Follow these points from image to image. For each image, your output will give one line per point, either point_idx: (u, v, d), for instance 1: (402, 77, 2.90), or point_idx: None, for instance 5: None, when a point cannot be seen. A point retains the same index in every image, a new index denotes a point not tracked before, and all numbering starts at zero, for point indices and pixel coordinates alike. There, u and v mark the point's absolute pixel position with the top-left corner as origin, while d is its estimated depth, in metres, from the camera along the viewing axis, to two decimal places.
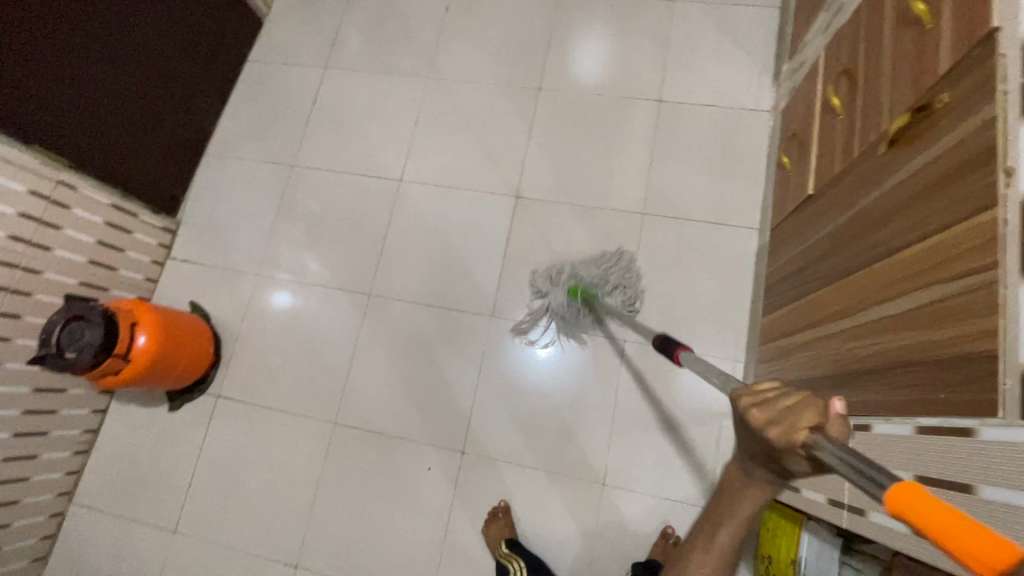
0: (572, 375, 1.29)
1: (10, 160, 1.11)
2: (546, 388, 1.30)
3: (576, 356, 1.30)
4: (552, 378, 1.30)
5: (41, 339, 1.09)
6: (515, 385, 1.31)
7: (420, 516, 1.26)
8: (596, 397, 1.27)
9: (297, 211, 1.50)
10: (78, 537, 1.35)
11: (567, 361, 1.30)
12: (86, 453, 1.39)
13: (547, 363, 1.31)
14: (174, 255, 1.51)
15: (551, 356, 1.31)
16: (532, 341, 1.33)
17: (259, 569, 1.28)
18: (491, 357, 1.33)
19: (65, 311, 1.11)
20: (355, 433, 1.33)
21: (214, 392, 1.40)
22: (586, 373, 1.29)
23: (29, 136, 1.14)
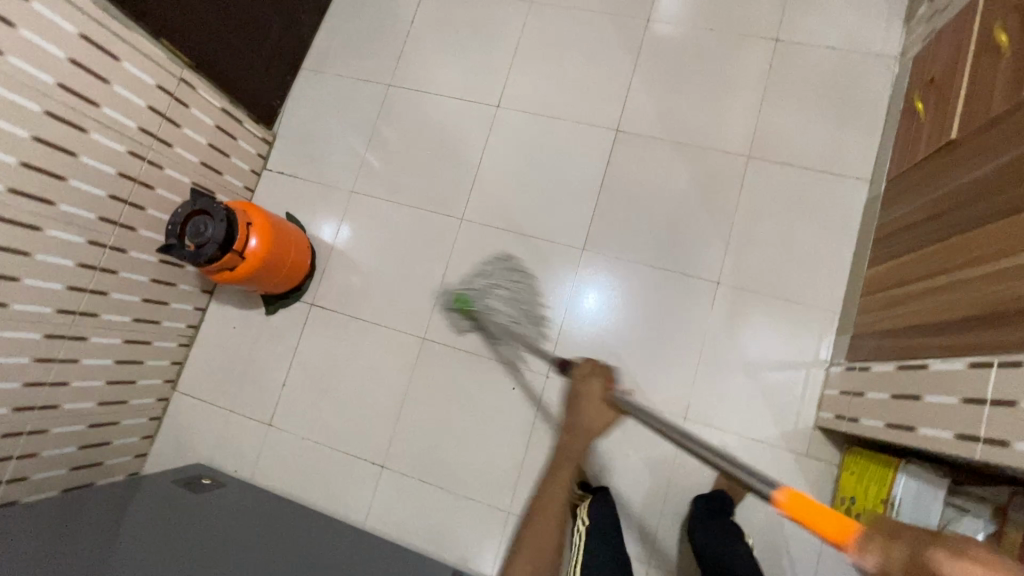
0: (655, 315, 1.31)
1: (143, 52, 1.14)
2: (629, 327, 1.32)
3: (661, 297, 1.31)
4: (635, 318, 1.32)
5: (169, 229, 1.16)
6: (597, 322, 1.33)
7: (502, 433, 1.32)
8: (680, 337, 1.29)
9: (393, 131, 1.51)
10: (182, 421, 1.46)
11: (652, 302, 1.32)
12: (188, 347, 1.49)
13: (629, 303, 1.33)
14: (271, 166, 1.55)
15: (634, 297, 1.33)
16: (612, 287, 1.34)
17: (348, 465, 1.37)
18: (575, 292, 1.35)
19: (190, 205, 1.16)
20: (443, 350, 1.38)
21: (308, 301, 1.46)
22: (671, 314, 1.30)
23: (159, 30, 1.17)
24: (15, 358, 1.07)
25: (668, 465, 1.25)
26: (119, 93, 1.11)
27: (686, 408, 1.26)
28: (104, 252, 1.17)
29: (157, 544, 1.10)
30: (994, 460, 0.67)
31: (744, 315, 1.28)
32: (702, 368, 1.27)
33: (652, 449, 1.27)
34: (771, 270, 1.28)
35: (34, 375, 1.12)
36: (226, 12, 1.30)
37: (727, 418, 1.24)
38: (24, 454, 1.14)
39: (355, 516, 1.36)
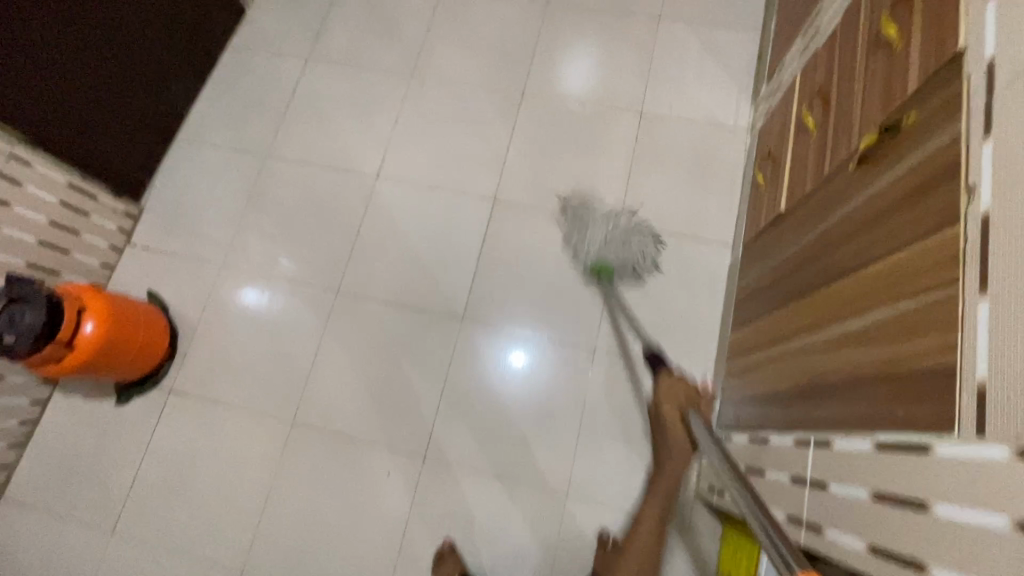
0: (540, 385, 1.27)
1: None
2: (514, 399, 1.27)
3: (545, 366, 1.28)
4: (521, 389, 1.27)
5: None
6: (482, 395, 1.27)
7: (377, 524, 1.21)
8: (564, 407, 1.25)
9: (268, 202, 1.46)
10: (9, 535, 1.27)
11: (537, 372, 1.28)
12: (23, 446, 1.31)
13: (517, 371, 1.28)
14: (134, 241, 1.45)
15: (520, 365, 1.29)
16: (504, 353, 1.30)
17: (203, 574, 1.21)
18: (462, 362, 1.30)
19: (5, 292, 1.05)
20: (314, 435, 1.28)
21: (166, 386, 1.33)
22: (555, 384, 1.27)
23: None
24: None
25: (552, 548, 1.18)
26: None
27: (569, 484, 1.21)
28: None
29: None
30: (814, 547, 0.65)
31: (624, 382, 1.26)
32: (584, 439, 1.23)
33: (535, 532, 1.19)
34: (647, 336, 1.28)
35: None
36: (76, 87, 1.24)
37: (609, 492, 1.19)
38: None
39: None
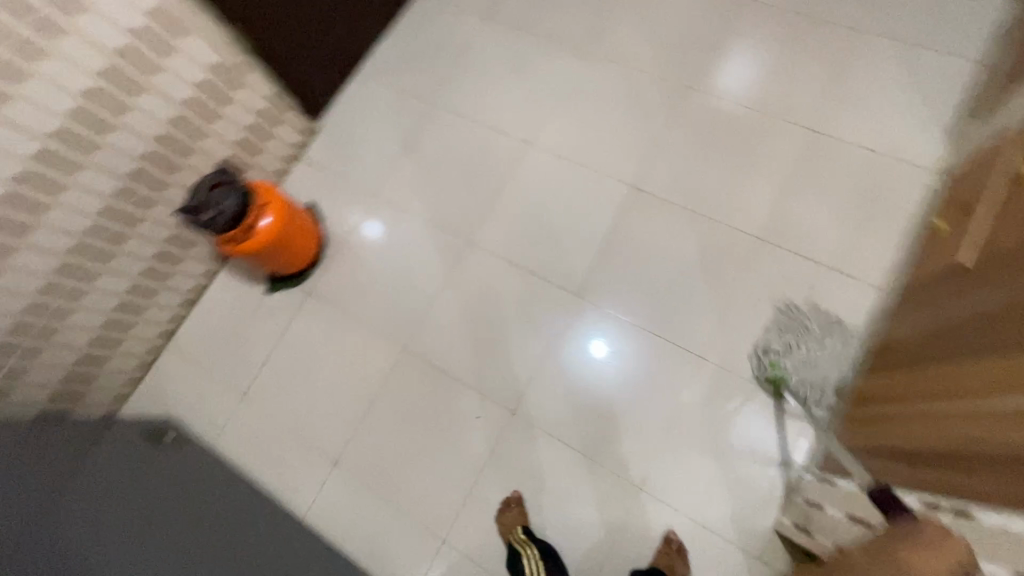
0: (620, 379, 1.29)
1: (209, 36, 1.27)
2: (591, 388, 1.30)
3: (627, 364, 1.29)
4: (600, 381, 1.30)
5: (190, 195, 1.24)
6: (561, 380, 1.32)
7: (456, 460, 1.31)
8: (644, 406, 1.26)
9: (424, 145, 1.57)
10: (165, 375, 1.52)
11: (619, 367, 1.29)
12: (189, 306, 1.55)
13: (597, 364, 1.31)
14: (306, 155, 1.63)
15: (602, 359, 1.31)
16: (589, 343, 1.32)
17: (304, 454, 1.38)
18: (551, 340, 1.34)
19: (215, 176, 1.25)
20: (418, 363, 1.39)
21: (307, 287, 1.51)
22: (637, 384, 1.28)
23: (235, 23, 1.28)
24: (19, 284, 1.15)
25: (612, 532, 1.20)
26: (176, 65, 1.24)
27: (644, 479, 1.22)
28: (129, 203, 1.27)
29: (101, 489, 1.11)
30: None
31: (725, 398, 1.23)
32: (669, 440, 1.23)
33: (600, 512, 1.22)
34: (761, 359, 1.24)
35: (33, 301, 1.19)
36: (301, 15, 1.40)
37: (682, 498, 1.19)
38: (7, 372, 1.21)
39: (295, 505, 1.35)
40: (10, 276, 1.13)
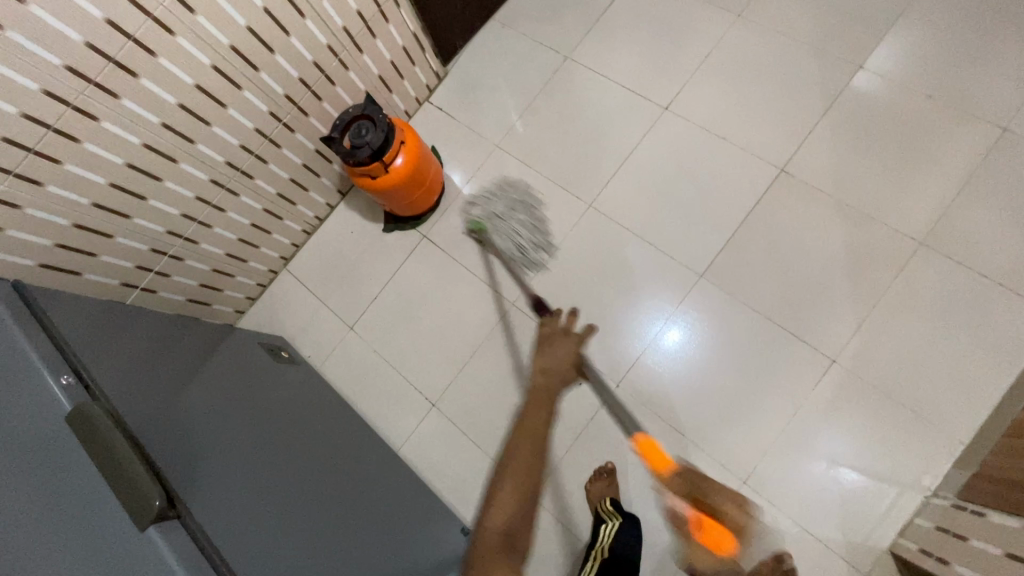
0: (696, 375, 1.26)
1: None
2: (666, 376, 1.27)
3: (707, 354, 1.26)
4: (678, 369, 1.27)
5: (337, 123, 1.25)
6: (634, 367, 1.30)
7: (556, 423, 1.31)
8: (732, 399, 1.23)
9: (555, 101, 1.53)
10: (280, 296, 1.59)
11: (700, 357, 1.26)
12: (308, 234, 1.61)
13: (672, 352, 1.28)
14: (433, 99, 1.62)
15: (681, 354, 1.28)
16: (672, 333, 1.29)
17: (405, 391, 1.43)
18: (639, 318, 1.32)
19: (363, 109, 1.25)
20: (526, 321, 1.39)
21: (422, 231, 1.53)
22: (723, 377, 1.24)
23: None
24: (181, 190, 1.21)
25: None
26: None
27: (750, 474, 1.18)
28: (278, 126, 1.31)
29: (236, 382, 1.17)
30: None
31: (853, 406, 1.16)
32: (783, 440, 1.18)
33: None
34: (899, 372, 1.16)
35: (188, 209, 1.25)
36: None
37: (791, 501, 1.14)
38: (159, 272, 1.27)
39: (392, 438, 1.40)
40: (174, 182, 1.19)
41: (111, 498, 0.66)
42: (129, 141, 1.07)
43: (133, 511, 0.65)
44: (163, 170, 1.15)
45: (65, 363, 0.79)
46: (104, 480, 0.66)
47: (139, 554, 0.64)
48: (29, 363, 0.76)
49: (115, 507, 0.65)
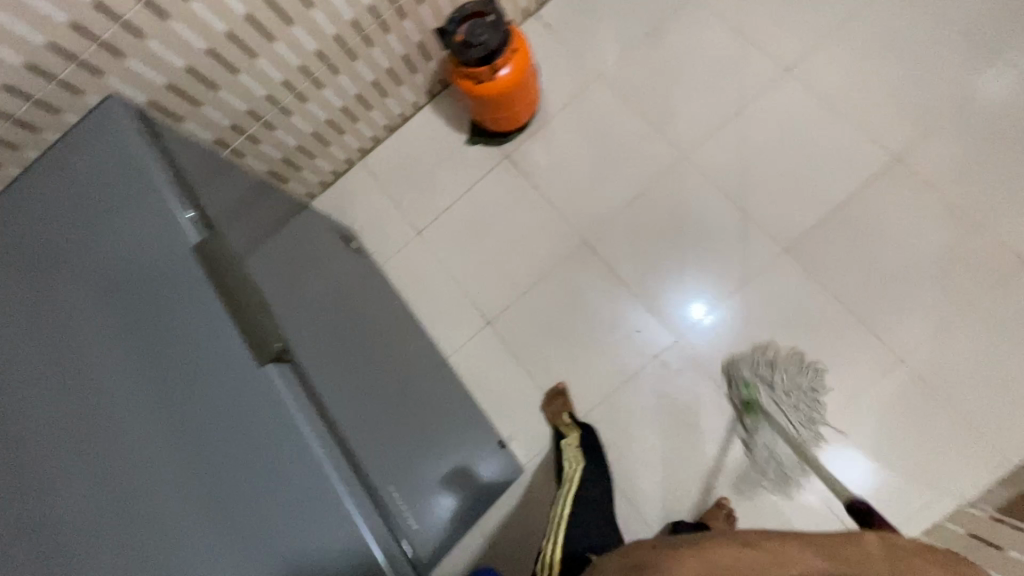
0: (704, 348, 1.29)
1: None
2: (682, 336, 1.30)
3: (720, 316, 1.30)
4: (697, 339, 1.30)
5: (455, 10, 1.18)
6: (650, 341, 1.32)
7: (606, 364, 1.34)
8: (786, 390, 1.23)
9: (672, 39, 1.44)
10: (352, 188, 1.59)
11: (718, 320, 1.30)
12: (389, 131, 1.58)
13: (689, 321, 1.31)
14: (541, 12, 1.54)
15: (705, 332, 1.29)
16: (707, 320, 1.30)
17: (462, 303, 1.46)
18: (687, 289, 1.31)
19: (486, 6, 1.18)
20: (595, 260, 1.39)
21: (507, 150, 1.50)
22: (719, 341, 1.29)
23: None
24: (286, 56, 1.17)
25: (737, 482, 1.23)
26: None
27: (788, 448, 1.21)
28: (391, 8, 1.25)
29: (314, 258, 1.20)
30: None
31: (907, 407, 1.18)
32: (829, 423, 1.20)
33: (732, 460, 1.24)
34: (962, 384, 1.16)
35: (290, 78, 1.22)
36: None
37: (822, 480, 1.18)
38: (249, 137, 1.27)
39: (442, 345, 1.44)
40: (284, 45, 1.15)
41: (239, 341, 0.72)
42: None
43: (260, 355, 0.71)
44: (276, 29, 1.11)
45: (189, 198, 0.79)
46: (234, 326, 0.72)
47: (262, 390, 0.71)
48: (156, 195, 0.77)
49: (242, 349, 0.72)
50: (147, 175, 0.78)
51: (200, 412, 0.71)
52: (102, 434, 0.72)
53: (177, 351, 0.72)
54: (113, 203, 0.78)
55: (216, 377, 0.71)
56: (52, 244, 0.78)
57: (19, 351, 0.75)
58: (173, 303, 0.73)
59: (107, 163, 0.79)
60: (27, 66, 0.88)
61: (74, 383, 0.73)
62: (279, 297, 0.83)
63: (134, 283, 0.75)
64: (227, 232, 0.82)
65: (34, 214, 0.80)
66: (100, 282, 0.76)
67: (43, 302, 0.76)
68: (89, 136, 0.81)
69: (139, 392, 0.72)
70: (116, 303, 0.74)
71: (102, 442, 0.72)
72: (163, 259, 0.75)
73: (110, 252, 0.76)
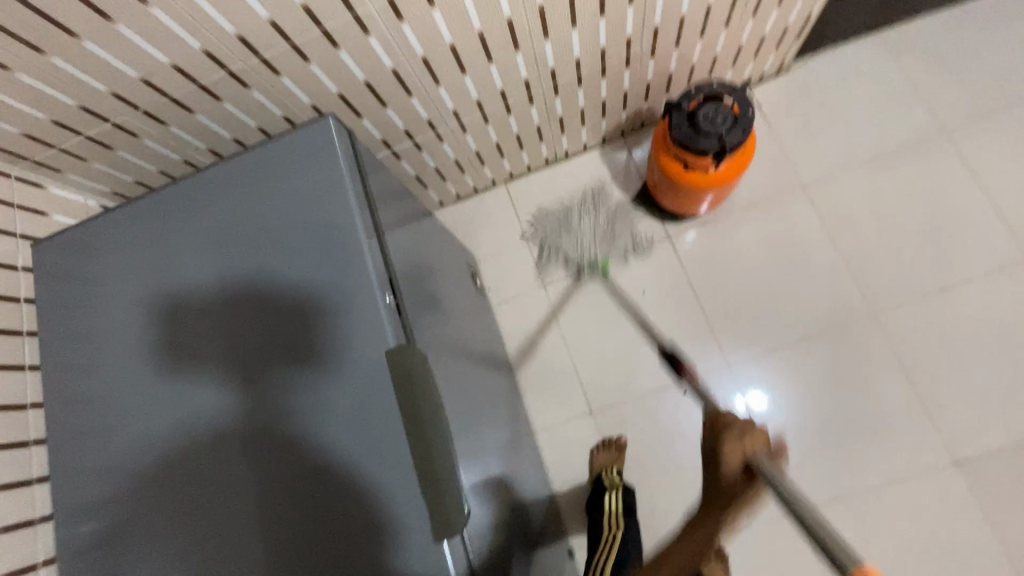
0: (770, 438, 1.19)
1: None
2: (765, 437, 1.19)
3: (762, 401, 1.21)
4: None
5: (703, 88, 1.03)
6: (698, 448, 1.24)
7: (709, 506, 1.21)
8: None
9: (898, 176, 1.27)
10: (487, 211, 1.45)
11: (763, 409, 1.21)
12: (547, 164, 1.44)
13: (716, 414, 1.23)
14: (756, 93, 1.37)
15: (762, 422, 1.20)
16: (752, 406, 1.21)
17: (570, 379, 1.33)
18: (783, 401, 1.21)
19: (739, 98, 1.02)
20: (732, 386, 1.23)
21: (669, 232, 1.35)
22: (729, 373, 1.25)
23: None
24: (495, 79, 1.01)
25: None
26: None
27: None
28: (621, 55, 1.07)
29: (453, 305, 1.07)
30: None
31: None
32: None
33: None
34: None
35: (486, 99, 1.06)
36: None
37: None
38: (415, 143, 1.13)
39: (533, 417, 1.32)
40: (498, 69, 0.99)
41: (414, 486, 0.64)
42: (501, 11, 0.86)
43: (436, 521, 0.63)
44: (500, 52, 0.95)
45: (390, 281, 0.73)
46: (412, 466, 0.64)
47: (410, 537, 0.64)
48: (361, 279, 0.69)
49: (419, 500, 0.64)
50: (356, 253, 0.70)
51: (325, 539, 0.65)
52: (222, 506, 0.68)
53: (331, 460, 0.66)
54: (310, 264, 0.71)
55: (363, 516, 0.65)
56: (229, 279, 0.73)
57: (168, 378, 0.72)
58: (346, 408, 0.67)
59: (316, 218, 0.72)
60: (238, 37, 0.75)
61: (212, 440, 0.70)
62: (452, 420, 0.74)
63: (307, 363, 0.69)
64: (417, 327, 0.75)
65: (197, 220, 0.75)
66: (270, 343, 0.70)
67: (207, 339, 0.72)
68: (303, 177, 0.74)
69: (274, 488, 0.67)
70: (283, 377, 0.69)
71: (208, 504, 0.68)
72: (349, 356, 0.68)
73: (290, 316, 0.70)
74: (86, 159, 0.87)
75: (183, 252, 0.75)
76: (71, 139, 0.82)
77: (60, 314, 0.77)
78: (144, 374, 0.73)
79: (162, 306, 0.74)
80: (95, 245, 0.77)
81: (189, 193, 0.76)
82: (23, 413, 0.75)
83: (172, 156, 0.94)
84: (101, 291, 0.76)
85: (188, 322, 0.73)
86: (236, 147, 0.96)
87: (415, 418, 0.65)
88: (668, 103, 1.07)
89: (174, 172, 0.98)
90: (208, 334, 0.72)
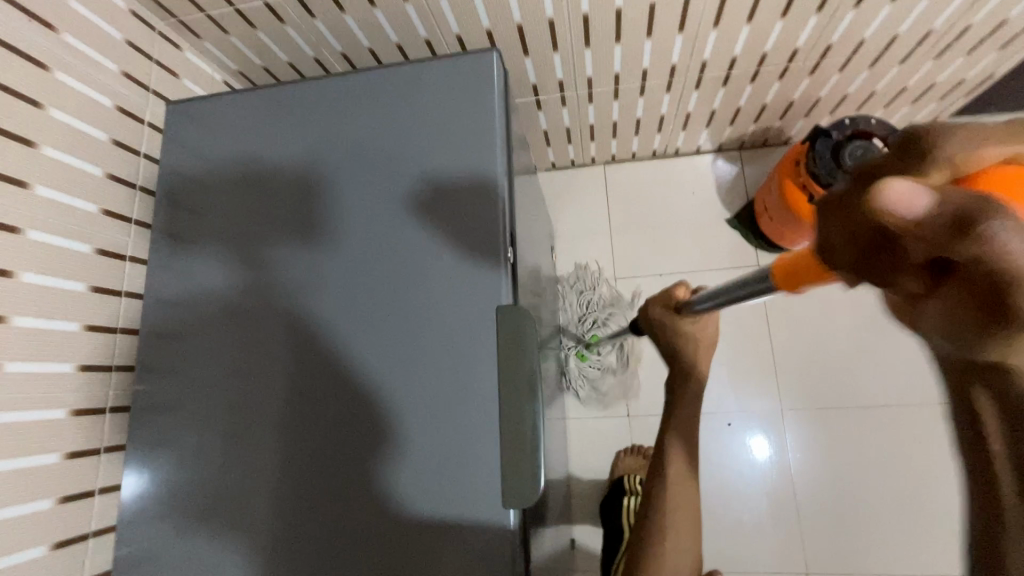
0: (801, 490, 1.19)
1: None
2: (796, 487, 1.20)
3: (808, 449, 1.21)
4: (785, 484, 1.20)
5: (855, 126, 0.98)
6: (731, 485, 1.21)
7: (724, 541, 1.19)
8: None
9: None
10: (578, 187, 1.40)
11: (803, 458, 1.21)
12: (653, 157, 1.38)
13: (755, 454, 1.23)
14: None
15: (796, 472, 1.20)
16: (789, 455, 1.22)
17: (617, 377, 1.30)
18: (821, 459, 1.20)
19: (890, 146, 0.96)
20: (774, 430, 1.24)
21: (761, 259, 1.29)
22: (774, 416, 1.24)
23: None
24: (645, 56, 0.96)
25: None
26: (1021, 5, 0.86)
27: None
28: (780, 66, 1.00)
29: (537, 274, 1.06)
30: None
31: None
32: None
33: None
34: None
35: (626, 74, 1.01)
36: None
37: None
38: (538, 101, 1.09)
39: (570, 403, 1.31)
40: (652, 46, 0.93)
41: (495, 449, 0.64)
42: None
43: (507, 490, 0.62)
44: (663, 28, 0.89)
45: (512, 236, 0.71)
46: (494, 423, 0.64)
47: (467, 492, 0.64)
48: (487, 226, 0.68)
49: (495, 461, 0.63)
50: (484, 201, 0.69)
51: (374, 467, 0.66)
52: (291, 401, 0.70)
53: (408, 390, 0.67)
54: (435, 199, 0.70)
55: (418, 458, 0.65)
56: (349, 189, 0.73)
57: (261, 268, 0.73)
58: (441, 349, 0.67)
59: (452, 156, 0.71)
60: None
61: (296, 338, 0.71)
62: None
63: (411, 294, 0.69)
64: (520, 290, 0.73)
65: (328, 124, 0.75)
66: (376, 263, 0.71)
67: (308, 243, 0.73)
68: (448, 109, 0.72)
69: (337, 403, 0.68)
70: (382, 300, 0.70)
71: (270, 398, 0.71)
72: (454, 301, 0.68)
73: (397, 244, 0.70)
74: (227, 33, 0.87)
75: (306, 152, 0.75)
76: (222, 9, 0.81)
77: (176, 178, 0.79)
78: (244, 257, 0.74)
79: (269, 199, 0.75)
80: (223, 121, 0.78)
81: (325, 96, 0.75)
82: (120, 263, 0.77)
83: (306, 51, 0.92)
84: (219, 166, 0.77)
85: (297, 218, 0.73)
86: (370, 59, 0.94)
87: (511, 382, 0.64)
88: (812, 130, 1.01)
89: (302, 68, 0.97)
90: (315, 236, 0.73)
